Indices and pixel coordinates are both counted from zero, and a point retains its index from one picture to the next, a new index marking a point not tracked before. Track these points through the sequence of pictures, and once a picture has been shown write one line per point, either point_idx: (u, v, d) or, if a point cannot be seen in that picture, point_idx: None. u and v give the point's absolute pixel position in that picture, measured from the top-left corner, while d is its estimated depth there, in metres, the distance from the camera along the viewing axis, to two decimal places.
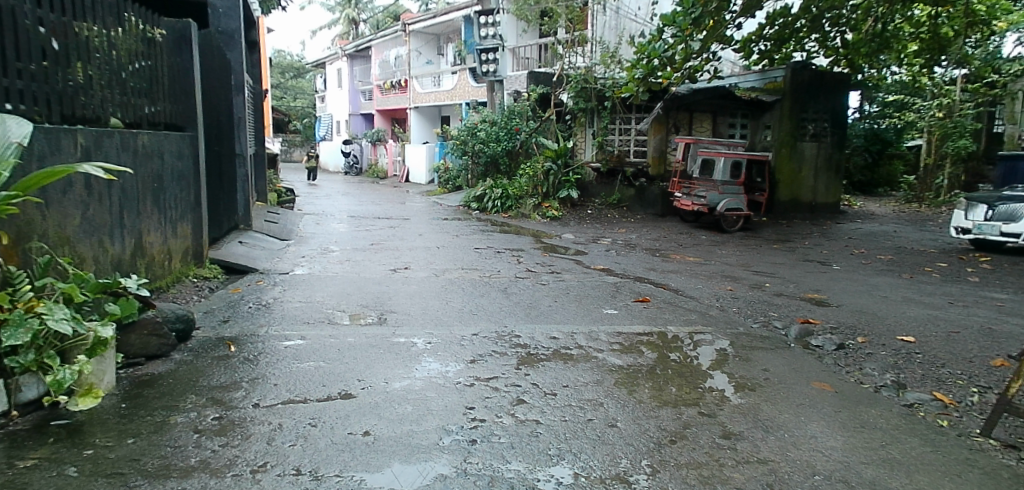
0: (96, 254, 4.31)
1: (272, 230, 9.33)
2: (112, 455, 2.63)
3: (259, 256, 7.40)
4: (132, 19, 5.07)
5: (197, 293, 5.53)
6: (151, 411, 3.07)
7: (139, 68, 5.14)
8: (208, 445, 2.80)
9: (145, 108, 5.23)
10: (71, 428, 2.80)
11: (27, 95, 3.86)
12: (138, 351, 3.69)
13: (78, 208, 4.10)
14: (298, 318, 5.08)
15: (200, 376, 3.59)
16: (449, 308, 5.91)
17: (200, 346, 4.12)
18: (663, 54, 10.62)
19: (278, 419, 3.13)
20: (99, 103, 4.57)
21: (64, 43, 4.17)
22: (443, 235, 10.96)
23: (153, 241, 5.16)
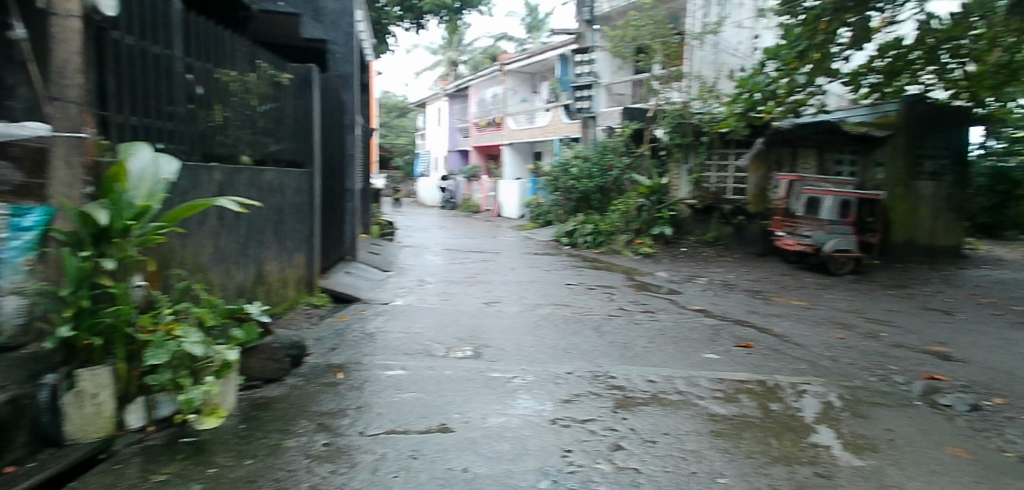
0: (224, 281, 4.65)
1: (375, 261, 9.76)
2: (231, 475, 2.76)
3: (363, 286, 7.72)
4: (264, 65, 5.57)
5: (307, 320, 5.83)
6: (266, 434, 3.22)
7: (267, 109, 5.59)
8: (318, 471, 2.88)
9: (270, 146, 5.68)
10: (197, 447, 2.97)
11: (175, 136, 4.28)
12: (256, 374, 3.91)
13: (211, 238, 4.44)
14: (399, 349, 5.19)
15: (310, 402, 3.74)
16: (543, 345, 5.85)
17: (311, 372, 4.31)
18: (765, 88, 10.43)
19: (382, 449, 3.19)
20: (232, 142, 5.02)
21: (206, 88, 4.61)
22: (534, 269, 11.00)
23: (271, 270, 5.50)
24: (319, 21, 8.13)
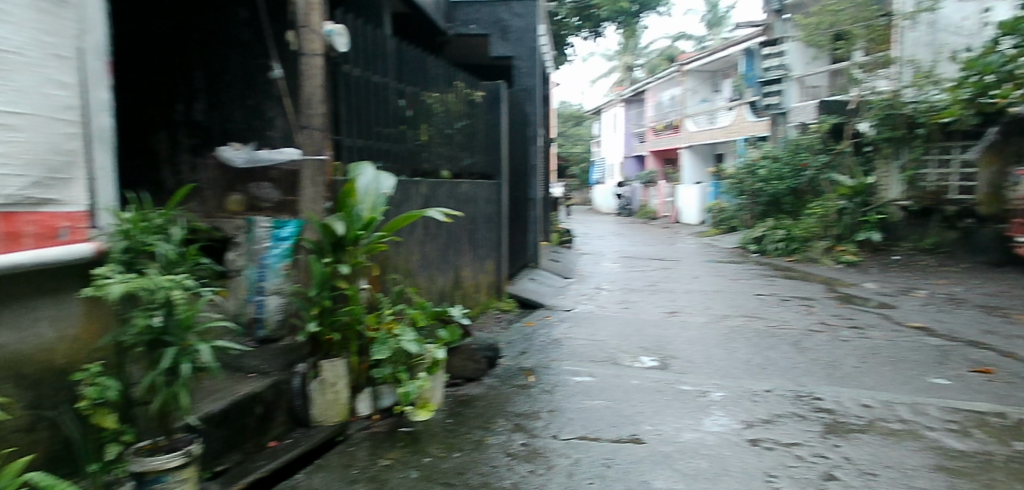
0: (428, 285, 5.07)
1: (556, 268, 9.97)
2: (443, 465, 2.91)
3: (546, 292, 7.93)
4: (461, 85, 5.98)
5: (498, 324, 6.13)
6: (470, 429, 3.43)
7: (462, 125, 6.00)
8: (519, 469, 2.97)
9: (465, 159, 6.09)
10: (413, 437, 3.24)
11: (389, 155, 4.76)
12: (458, 373, 4.19)
13: (418, 246, 4.86)
14: (585, 356, 5.24)
15: (507, 402, 3.91)
16: (734, 359, 5.52)
17: (505, 373, 4.52)
18: (1001, 68, 8.96)
19: (576, 454, 3.21)
20: (435, 157, 5.47)
21: (414, 110, 5.08)
22: (720, 278, 10.45)
23: (467, 276, 5.88)
24: (507, 40, 8.53)
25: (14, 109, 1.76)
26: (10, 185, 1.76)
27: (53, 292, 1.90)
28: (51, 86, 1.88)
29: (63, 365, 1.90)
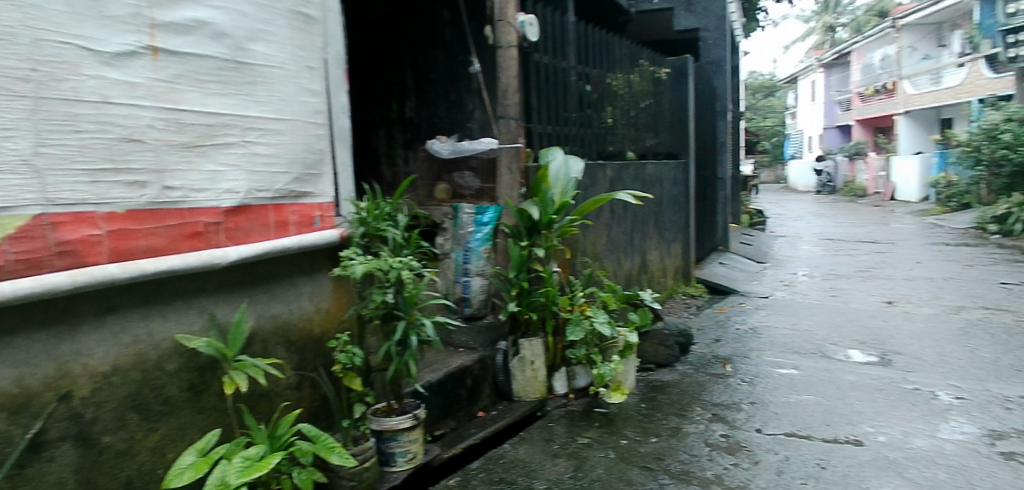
0: (616, 269, 5.06)
1: (748, 252, 9.35)
2: (641, 449, 2.83)
3: (739, 278, 7.48)
4: (646, 63, 5.83)
5: (687, 310, 5.94)
6: (666, 415, 3.28)
7: (647, 105, 5.86)
8: (721, 461, 2.75)
9: (650, 140, 5.95)
10: (608, 418, 3.20)
11: (576, 140, 4.81)
12: (649, 358, 4.15)
13: (605, 230, 4.87)
14: (788, 347, 4.86)
15: (703, 391, 3.72)
16: (976, 358, 4.72)
17: (699, 361, 4.37)
18: None
19: (785, 451, 2.90)
20: (620, 139, 5.42)
21: (599, 92, 5.06)
22: (951, 264, 9.00)
23: (653, 260, 5.77)
24: (692, 11, 8.10)
25: (280, 116, 2.07)
26: (279, 181, 2.07)
27: (309, 270, 2.19)
28: (306, 95, 2.17)
29: (318, 333, 2.20)
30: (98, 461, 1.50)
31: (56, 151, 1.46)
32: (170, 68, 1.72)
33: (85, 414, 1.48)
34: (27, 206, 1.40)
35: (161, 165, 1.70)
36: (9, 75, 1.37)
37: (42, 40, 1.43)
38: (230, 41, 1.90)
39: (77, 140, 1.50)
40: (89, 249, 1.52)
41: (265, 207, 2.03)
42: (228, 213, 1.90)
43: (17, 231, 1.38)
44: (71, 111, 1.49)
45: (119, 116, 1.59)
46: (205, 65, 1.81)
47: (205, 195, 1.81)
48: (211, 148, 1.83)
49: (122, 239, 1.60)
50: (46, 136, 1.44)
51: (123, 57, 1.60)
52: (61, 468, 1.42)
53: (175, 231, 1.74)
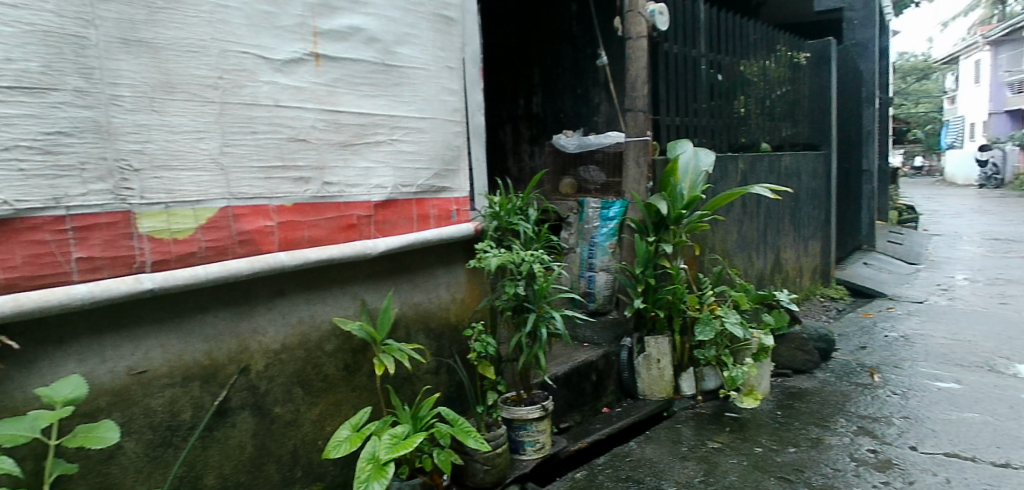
0: (747, 267, 4.82)
1: (897, 252, 8.51)
2: (777, 458, 2.68)
3: (886, 280, 6.84)
4: (783, 48, 5.47)
5: (826, 313, 5.53)
6: (805, 425, 3.06)
7: (783, 92, 5.50)
8: (869, 478, 2.53)
9: (786, 130, 5.59)
10: (740, 423, 3.06)
11: (706, 131, 4.61)
12: (785, 362, 3.92)
13: (736, 225, 4.65)
14: (947, 358, 4.37)
15: (847, 401, 3.45)
16: None
17: (842, 369, 4.05)
18: None
19: (945, 473, 2.60)
20: (753, 129, 5.14)
21: (731, 81, 4.82)
22: None
23: (788, 258, 5.43)
24: None
25: (423, 115, 2.18)
26: (421, 176, 2.19)
27: (447, 261, 2.29)
28: (445, 94, 2.27)
29: (454, 321, 2.29)
30: (270, 429, 1.66)
31: (238, 150, 1.63)
32: (329, 72, 1.86)
33: (259, 386, 1.65)
34: (214, 200, 1.57)
35: (322, 162, 1.85)
36: (202, 83, 1.54)
37: (228, 51, 1.60)
38: (380, 45, 2.02)
39: (254, 140, 1.66)
40: (263, 239, 1.69)
41: (409, 201, 2.15)
42: (377, 207, 2.03)
43: (207, 222, 1.55)
44: (250, 114, 1.65)
45: (287, 118, 1.75)
46: (358, 68, 1.95)
47: (358, 189, 1.95)
48: (363, 146, 1.97)
49: (290, 230, 1.76)
50: (230, 137, 1.61)
51: (291, 64, 1.75)
52: (240, 433, 1.60)
53: (334, 223, 1.89)
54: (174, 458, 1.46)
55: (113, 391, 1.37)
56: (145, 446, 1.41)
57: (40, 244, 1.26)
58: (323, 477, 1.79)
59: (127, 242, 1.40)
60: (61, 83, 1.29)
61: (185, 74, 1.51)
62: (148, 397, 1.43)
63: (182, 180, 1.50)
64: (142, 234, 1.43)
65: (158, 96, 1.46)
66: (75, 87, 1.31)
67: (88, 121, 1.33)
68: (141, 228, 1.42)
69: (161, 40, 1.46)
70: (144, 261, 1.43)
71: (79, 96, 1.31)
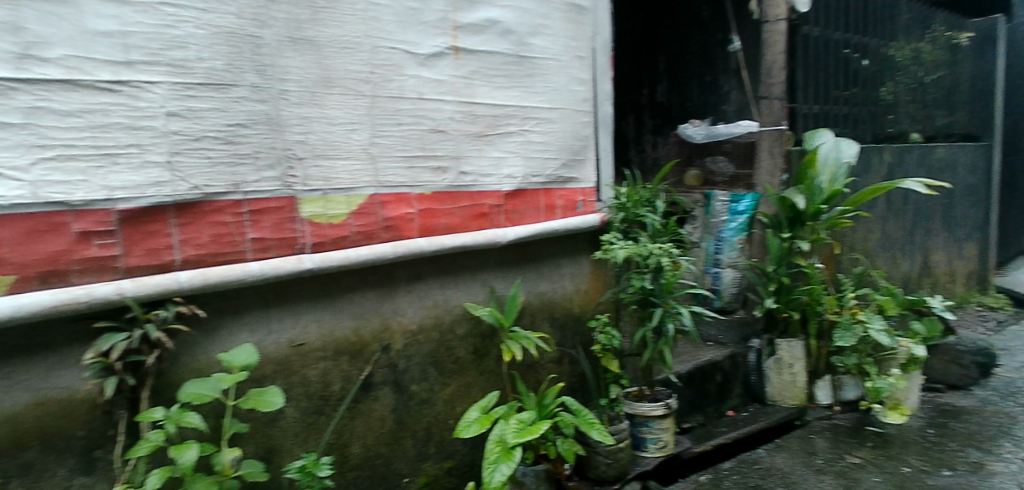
0: (891, 269, 4.40)
1: None
2: (927, 481, 2.43)
3: None
4: (942, 28, 4.91)
5: (984, 324, 4.94)
6: (961, 447, 2.76)
7: (941, 77, 4.94)
8: None
9: (941, 119, 5.03)
10: (884, 439, 2.81)
11: (849, 120, 4.24)
12: (937, 376, 3.56)
13: (879, 223, 4.26)
14: None
15: (1014, 424, 3.06)
16: None
17: (1007, 388, 3.59)
18: None
19: None
20: (903, 119, 4.67)
21: (878, 65, 4.40)
22: None
23: (939, 261, 4.90)
24: None
25: (553, 106, 2.19)
26: (550, 166, 2.20)
27: (571, 252, 2.27)
28: (575, 84, 2.26)
29: (578, 313, 2.27)
30: (408, 405, 1.76)
31: (385, 141, 1.72)
32: (467, 65, 1.91)
33: (398, 364, 1.75)
34: (364, 187, 1.68)
35: (459, 152, 1.91)
36: (356, 78, 1.64)
37: (378, 46, 1.69)
38: (515, 37, 2.05)
39: (399, 131, 1.75)
40: (405, 225, 1.77)
41: (537, 191, 2.17)
42: (507, 197, 2.06)
43: (358, 208, 1.66)
44: (396, 106, 1.74)
45: (429, 110, 1.82)
46: (494, 60, 1.98)
47: (490, 179, 2.00)
48: (496, 136, 2.01)
49: (429, 217, 1.83)
50: (379, 128, 1.70)
51: (434, 58, 1.82)
52: (382, 407, 1.70)
53: (467, 211, 1.94)
54: (326, 425, 1.59)
55: (278, 360, 1.51)
56: (302, 412, 1.55)
57: (222, 225, 1.41)
58: (453, 455, 1.87)
59: (292, 225, 1.54)
60: (240, 79, 1.42)
61: (341, 69, 1.61)
62: (306, 367, 1.56)
63: (337, 168, 1.62)
64: (304, 219, 1.56)
65: (318, 90, 1.57)
66: (251, 83, 1.44)
67: (262, 115, 1.46)
68: (304, 213, 1.56)
69: (322, 38, 1.57)
70: (304, 243, 1.56)
71: (254, 91, 1.45)
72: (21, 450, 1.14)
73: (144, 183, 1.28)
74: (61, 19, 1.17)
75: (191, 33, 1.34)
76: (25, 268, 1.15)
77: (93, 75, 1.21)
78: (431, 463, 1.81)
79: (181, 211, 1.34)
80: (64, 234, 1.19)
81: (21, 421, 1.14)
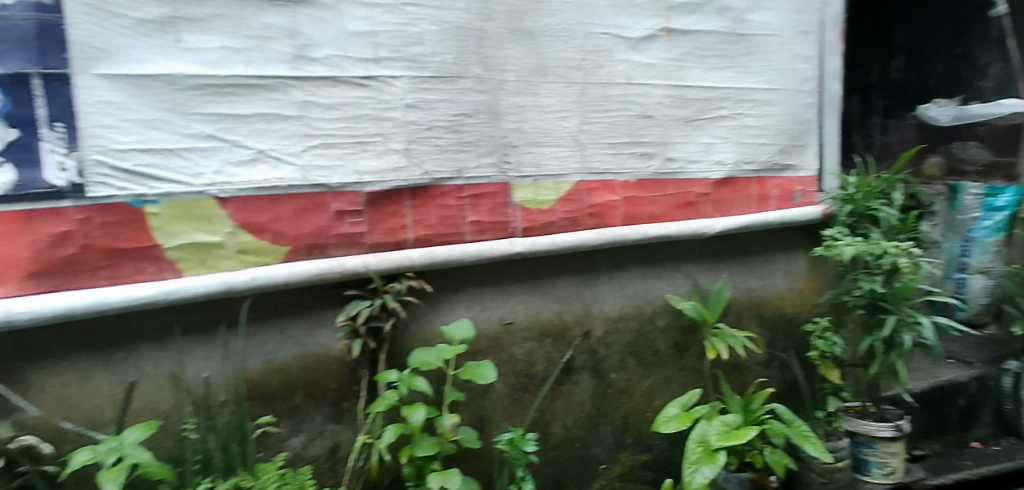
0: None
1: None
2: None
3: None
4: None
5: None
6: None
7: None
8: None
9: None
10: None
11: None
12: None
13: None
14: None
15: None
16: None
17: None
18: None
19: None
20: None
21: None
22: None
23: None
24: None
25: (773, 86, 1.95)
26: (764, 152, 1.96)
27: (786, 247, 2.05)
28: (798, 61, 1.98)
29: (790, 314, 2.07)
30: (606, 393, 1.76)
31: (593, 127, 1.68)
32: (680, 47, 1.78)
33: (599, 351, 1.75)
34: (572, 174, 1.67)
35: (666, 138, 1.79)
36: (569, 65, 1.64)
37: (591, 33, 1.65)
38: (733, 13, 1.86)
39: (607, 117, 1.70)
40: (610, 213, 1.73)
41: (749, 179, 1.94)
42: (716, 185, 1.88)
43: (566, 194, 1.66)
44: (606, 93, 1.69)
45: (638, 95, 1.74)
46: (709, 40, 1.82)
47: (699, 166, 1.85)
48: (707, 121, 1.85)
49: (633, 205, 1.76)
50: (588, 114, 1.67)
51: (645, 41, 1.73)
52: (582, 391, 1.73)
53: (673, 200, 1.82)
54: (530, 402, 1.66)
55: (489, 336, 1.60)
56: (509, 388, 1.63)
57: (448, 208, 1.52)
58: (651, 448, 1.83)
59: (505, 209, 1.60)
60: (465, 71, 1.51)
61: (555, 57, 1.61)
62: (513, 345, 1.63)
63: (547, 155, 1.63)
64: (516, 203, 1.61)
65: (533, 80, 1.60)
66: (476, 74, 1.52)
67: (483, 104, 1.54)
68: (516, 199, 1.61)
69: (539, 28, 1.59)
70: (515, 227, 1.61)
71: (478, 82, 1.52)
72: (290, 395, 1.36)
73: (386, 169, 1.43)
74: (326, 22, 1.34)
75: (427, 30, 1.45)
76: (297, 240, 1.35)
77: (349, 71, 1.37)
78: (628, 454, 1.80)
79: (414, 194, 1.47)
80: (324, 212, 1.37)
81: (291, 370, 1.36)
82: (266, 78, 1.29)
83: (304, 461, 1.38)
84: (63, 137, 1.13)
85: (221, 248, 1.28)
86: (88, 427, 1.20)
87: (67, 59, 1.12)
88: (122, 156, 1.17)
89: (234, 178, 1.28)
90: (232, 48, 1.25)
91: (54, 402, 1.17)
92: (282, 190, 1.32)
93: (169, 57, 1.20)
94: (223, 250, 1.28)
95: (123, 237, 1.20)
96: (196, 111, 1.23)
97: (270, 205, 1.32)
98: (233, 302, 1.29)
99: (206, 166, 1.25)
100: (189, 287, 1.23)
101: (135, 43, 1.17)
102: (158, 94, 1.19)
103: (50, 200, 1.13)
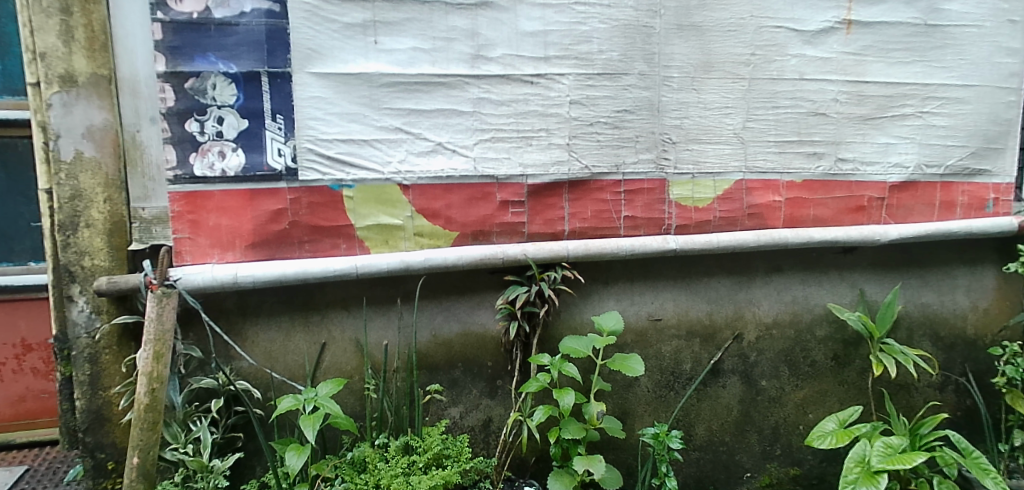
0: None
1: None
2: None
3: None
4: None
5: None
6: None
7: None
8: None
9: None
10: None
11: None
12: None
13: None
14: None
15: None
16: None
17: None
18: None
19: None
20: None
21: None
22: None
23: None
24: None
25: (968, 82, 1.75)
26: (953, 156, 1.78)
27: (970, 260, 1.85)
28: (1002, 54, 1.76)
29: (972, 336, 1.87)
30: (756, 400, 1.71)
31: (758, 125, 1.63)
32: (861, 40, 1.67)
33: (749, 356, 1.71)
34: (732, 172, 1.63)
35: (839, 137, 1.69)
36: (736, 60, 1.59)
37: (762, 27, 1.60)
38: (925, 3, 1.70)
39: (775, 115, 1.64)
40: (771, 213, 1.67)
41: (932, 183, 1.77)
42: (893, 189, 1.74)
43: (724, 193, 1.63)
44: (775, 89, 1.63)
45: (810, 91, 1.65)
46: (895, 32, 1.69)
47: (874, 168, 1.72)
48: (886, 120, 1.72)
49: (797, 206, 1.68)
50: (754, 112, 1.62)
51: (822, 34, 1.64)
52: (729, 396, 1.70)
53: (842, 203, 1.72)
54: (674, 400, 1.66)
55: (637, 331, 1.63)
56: (655, 384, 1.64)
57: (603, 202, 1.55)
58: (801, 463, 1.75)
59: (660, 206, 1.59)
60: (630, 68, 1.52)
61: (723, 53, 1.58)
62: (661, 342, 1.64)
63: (708, 152, 1.61)
64: (672, 200, 1.60)
65: (698, 75, 1.57)
66: (640, 71, 1.53)
67: (644, 101, 1.55)
68: (672, 196, 1.60)
69: (707, 23, 1.56)
70: (670, 224, 1.60)
71: (642, 79, 1.54)
72: (452, 368, 1.49)
73: (548, 162, 1.49)
74: (503, 23, 1.42)
75: (595, 28, 1.49)
76: (465, 227, 1.46)
77: (520, 69, 1.45)
78: (776, 465, 1.73)
79: (573, 188, 1.52)
80: (491, 202, 1.47)
81: (453, 345, 1.49)
82: (447, 76, 1.40)
83: (461, 430, 1.51)
84: (281, 127, 1.33)
85: (401, 230, 1.42)
86: (288, 378, 1.41)
87: (289, 60, 1.31)
88: (328, 145, 1.35)
89: (415, 167, 1.41)
90: (421, 49, 1.38)
91: (264, 354, 1.40)
92: (455, 179, 1.44)
93: (369, 57, 1.35)
94: (403, 232, 1.42)
95: (323, 216, 1.37)
96: (387, 106, 1.38)
97: (444, 193, 1.44)
98: (410, 279, 1.45)
99: (393, 155, 1.39)
100: (375, 264, 1.38)
101: (342, 44, 1.33)
102: (358, 91, 1.35)
103: (270, 181, 1.33)
